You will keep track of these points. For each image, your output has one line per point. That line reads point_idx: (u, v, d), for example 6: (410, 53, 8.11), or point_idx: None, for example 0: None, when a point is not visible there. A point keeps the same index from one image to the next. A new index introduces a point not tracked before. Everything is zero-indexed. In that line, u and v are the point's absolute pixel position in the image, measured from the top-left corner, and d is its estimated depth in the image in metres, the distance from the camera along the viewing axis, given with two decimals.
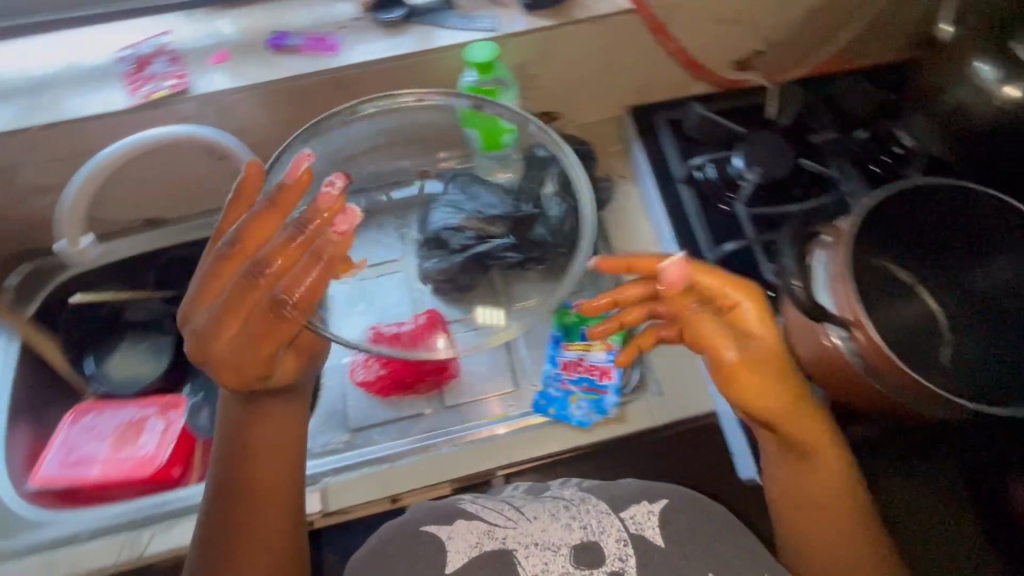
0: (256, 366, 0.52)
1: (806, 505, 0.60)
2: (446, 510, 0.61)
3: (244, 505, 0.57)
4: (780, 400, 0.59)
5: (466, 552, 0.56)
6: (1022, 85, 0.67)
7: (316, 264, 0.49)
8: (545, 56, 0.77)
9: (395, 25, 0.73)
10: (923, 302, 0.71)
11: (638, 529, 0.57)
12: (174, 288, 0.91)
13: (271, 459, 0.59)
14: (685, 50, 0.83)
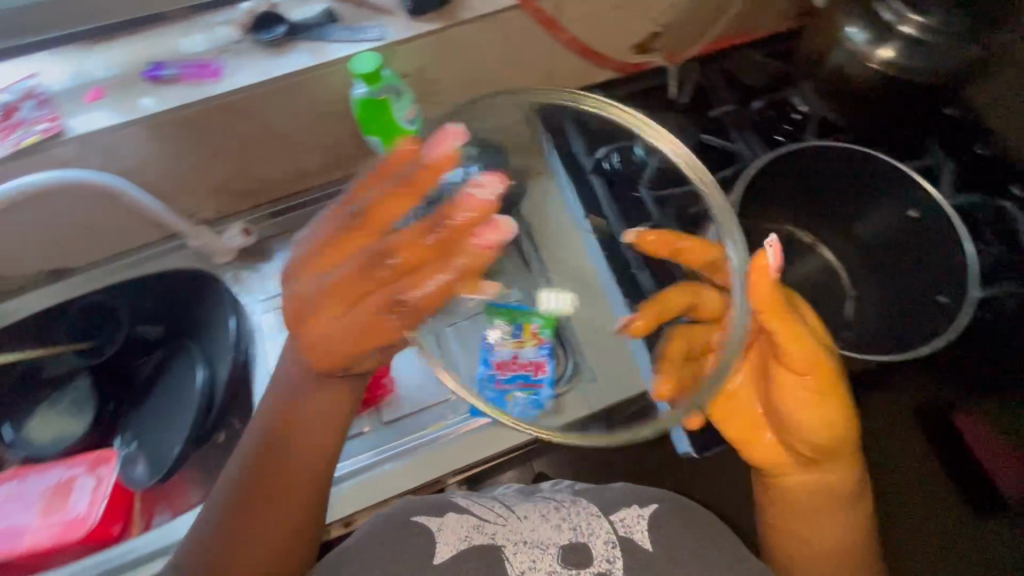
0: (340, 360, 0.50)
1: (805, 501, 0.60)
2: (438, 502, 0.63)
3: (259, 497, 0.53)
4: (826, 409, 0.56)
5: (454, 544, 0.58)
6: (892, 47, 0.70)
7: (441, 268, 0.48)
8: (439, 61, 0.76)
9: (277, 44, 0.71)
10: (822, 257, 0.82)
11: (627, 532, 0.59)
12: (97, 337, 0.84)
13: (298, 464, 0.55)
14: (581, 40, 0.83)
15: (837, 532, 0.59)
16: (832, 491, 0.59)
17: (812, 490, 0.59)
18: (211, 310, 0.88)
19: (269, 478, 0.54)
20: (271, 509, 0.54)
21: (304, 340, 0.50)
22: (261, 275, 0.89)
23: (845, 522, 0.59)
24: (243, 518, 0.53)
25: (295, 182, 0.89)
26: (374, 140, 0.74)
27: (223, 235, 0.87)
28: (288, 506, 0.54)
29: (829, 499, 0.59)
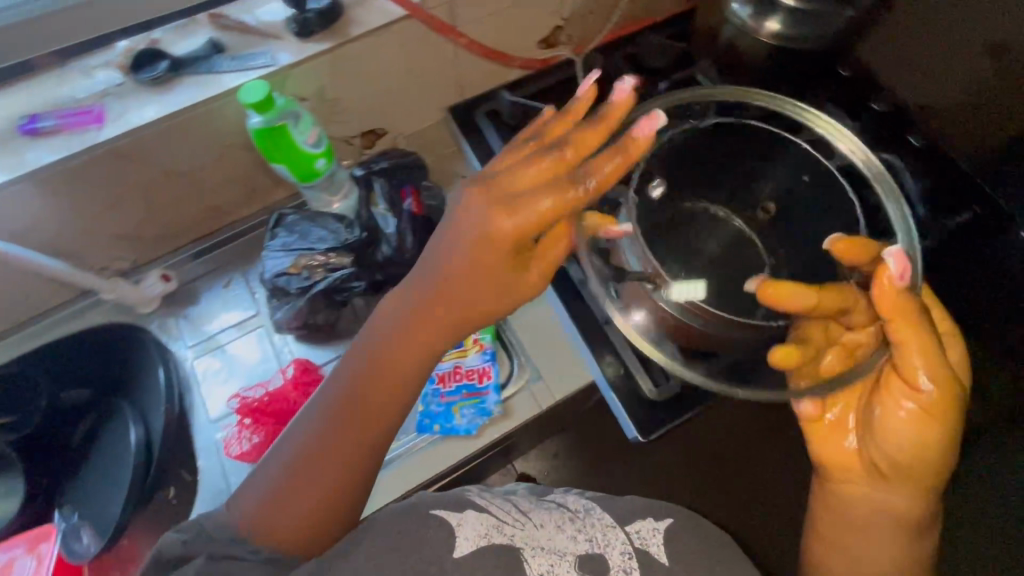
0: (505, 259, 0.52)
1: (861, 524, 0.56)
2: (456, 499, 0.61)
3: (336, 448, 0.55)
4: (927, 446, 0.51)
5: (474, 540, 0.57)
6: (779, 19, 0.71)
7: (603, 154, 0.48)
8: (338, 77, 0.75)
9: (160, 82, 0.68)
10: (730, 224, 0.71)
11: (643, 544, 0.59)
12: (17, 414, 0.80)
13: (365, 437, 0.55)
14: (481, 42, 0.82)
15: (884, 558, 0.56)
16: (896, 523, 0.55)
17: (873, 515, 0.56)
18: (140, 363, 0.85)
19: (338, 444, 0.55)
20: (330, 476, 0.54)
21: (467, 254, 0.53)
22: (192, 319, 0.86)
23: (896, 553, 0.56)
24: (302, 477, 0.54)
25: (212, 219, 0.86)
26: (280, 168, 0.73)
27: (142, 284, 0.84)
28: (342, 485, 0.55)
29: (891, 527, 0.55)
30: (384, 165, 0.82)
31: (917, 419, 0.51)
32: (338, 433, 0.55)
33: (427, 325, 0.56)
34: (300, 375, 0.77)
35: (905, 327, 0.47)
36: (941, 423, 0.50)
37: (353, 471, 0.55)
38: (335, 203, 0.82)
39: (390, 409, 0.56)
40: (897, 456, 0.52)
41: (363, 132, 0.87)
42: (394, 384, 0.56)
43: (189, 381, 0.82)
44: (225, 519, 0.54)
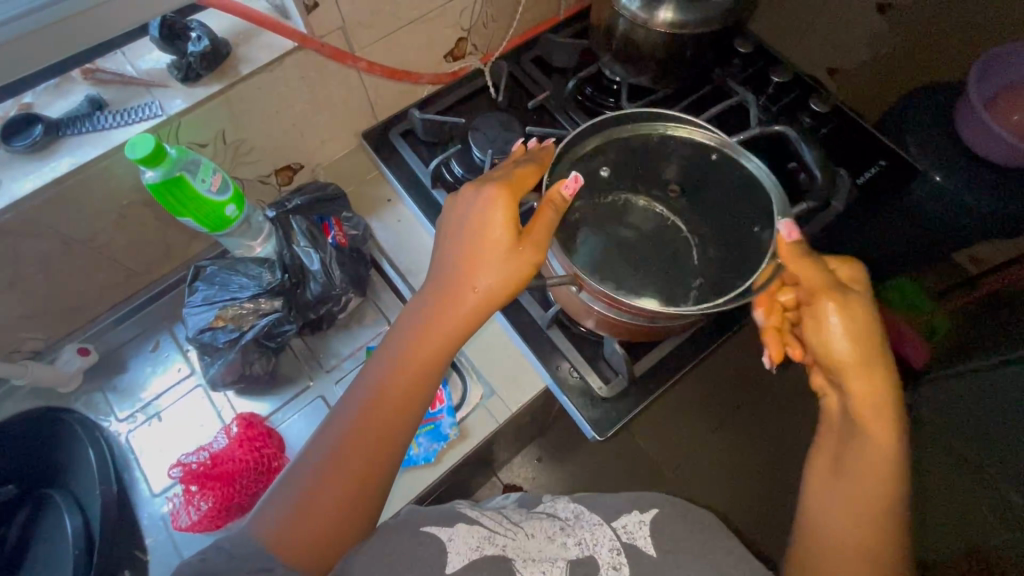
0: (489, 252, 0.55)
1: (838, 466, 0.52)
2: (445, 513, 0.58)
3: (332, 471, 0.53)
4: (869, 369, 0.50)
5: (466, 555, 0.53)
6: (671, 9, 0.73)
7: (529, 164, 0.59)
8: (236, 120, 0.73)
9: (36, 148, 0.64)
10: (642, 207, 0.72)
11: (630, 538, 0.55)
12: None
13: (372, 449, 0.54)
14: (383, 64, 0.81)
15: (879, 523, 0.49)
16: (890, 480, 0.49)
17: (849, 456, 0.51)
18: (67, 446, 0.78)
19: (348, 458, 0.53)
20: (336, 497, 0.52)
21: (458, 258, 0.56)
22: (120, 391, 0.80)
23: (882, 510, 0.49)
24: (314, 498, 0.52)
25: (128, 281, 0.82)
26: (187, 221, 0.69)
27: (59, 361, 0.78)
28: (346, 506, 0.53)
29: (883, 486, 0.49)
30: (299, 202, 0.78)
31: (851, 344, 0.50)
32: (353, 450, 0.54)
33: (437, 328, 0.56)
34: (245, 431, 0.73)
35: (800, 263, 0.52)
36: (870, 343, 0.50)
37: (361, 495, 0.53)
38: (258, 246, 0.79)
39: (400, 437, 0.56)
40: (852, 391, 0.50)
41: (277, 169, 0.85)
42: (398, 413, 0.55)
43: (125, 457, 0.77)
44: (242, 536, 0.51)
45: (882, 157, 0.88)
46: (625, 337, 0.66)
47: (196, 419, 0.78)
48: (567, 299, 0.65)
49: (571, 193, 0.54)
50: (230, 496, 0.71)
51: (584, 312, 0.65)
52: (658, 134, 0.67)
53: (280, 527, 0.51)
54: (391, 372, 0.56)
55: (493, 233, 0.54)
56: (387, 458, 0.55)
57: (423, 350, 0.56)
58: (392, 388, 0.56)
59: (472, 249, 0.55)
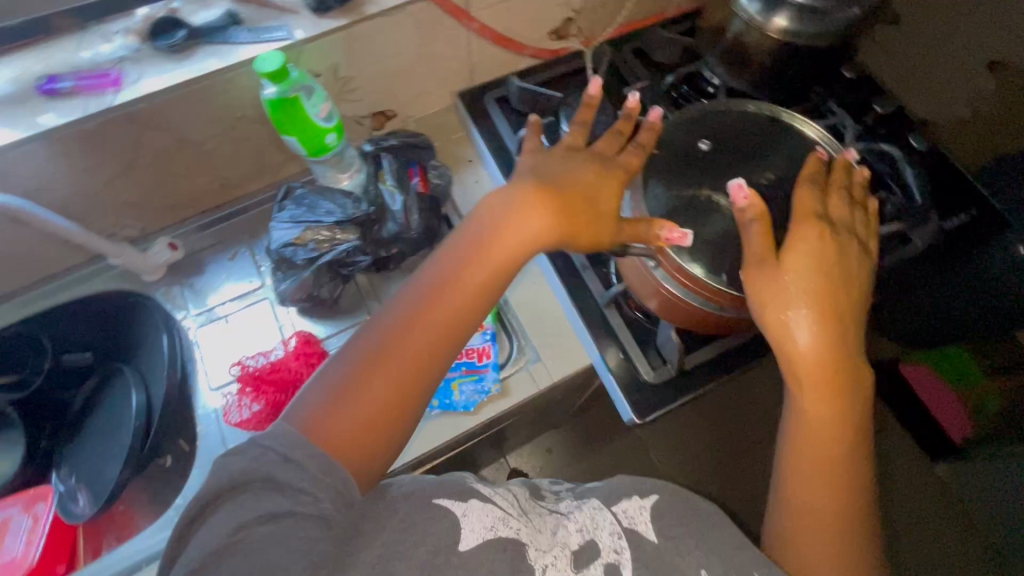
0: (593, 193, 0.60)
1: (789, 446, 0.56)
2: (456, 484, 0.54)
3: (380, 365, 0.52)
4: (806, 344, 0.54)
5: (481, 533, 0.51)
6: (787, 14, 0.72)
7: (634, 147, 0.63)
8: (351, 56, 0.77)
9: (178, 49, 0.69)
10: None
11: (630, 523, 0.55)
12: (21, 369, 0.82)
13: (415, 337, 0.54)
14: (492, 28, 0.84)
15: (830, 495, 0.54)
16: (826, 440, 0.55)
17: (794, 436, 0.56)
18: (145, 330, 0.85)
19: (398, 351, 0.53)
20: (381, 391, 0.51)
21: (562, 187, 0.60)
22: (195, 288, 0.86)
23: (819, 490, 0.54)
24: (365, 385, 0.52)
25: (221, 193, 0.88)
26: (291, 140, 0.73)
27: (149, 251, 0.84)
28: (392, 396, 0.52)
29: (820, 450, 0.55)
30: (393, 142, 0.84)
31: (790, 313, 0.54)
32: (409, 347, 0.54)
33: (501, 240, 0.58)
34: (303, 346, 0.77)
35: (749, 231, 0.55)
36: (805, 312, 0.54)
37: (406, 392, 0.53)
38: (344, 178, 0.84)
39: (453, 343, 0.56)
40: (783, 355, 0.56)
41: (374, 113, 0.89)
42: (453, 315, 0.56)
43: (189, 351, 0.82)
44: (295, 438, 0.48)
45: (974, 206, 0.86)
46: (686, 323, 0.67)
47: (257, 327, 0.83)
48: (634, 274, 0.66)
49: (672, 237, 0.57)
50: (280, 403, 0.75)
51: (649, 292, 0.66)
52: (768, 117, 0.68)
53: (332, 409, 0.50)
54: (467, 266, 0.57)
55: (599, 186, 0.61)
56: (432, 360, 0.55)
57: (496, 249, 0.58)
58: (461, 278, 0.57)
59: (568, 197, 0.60)
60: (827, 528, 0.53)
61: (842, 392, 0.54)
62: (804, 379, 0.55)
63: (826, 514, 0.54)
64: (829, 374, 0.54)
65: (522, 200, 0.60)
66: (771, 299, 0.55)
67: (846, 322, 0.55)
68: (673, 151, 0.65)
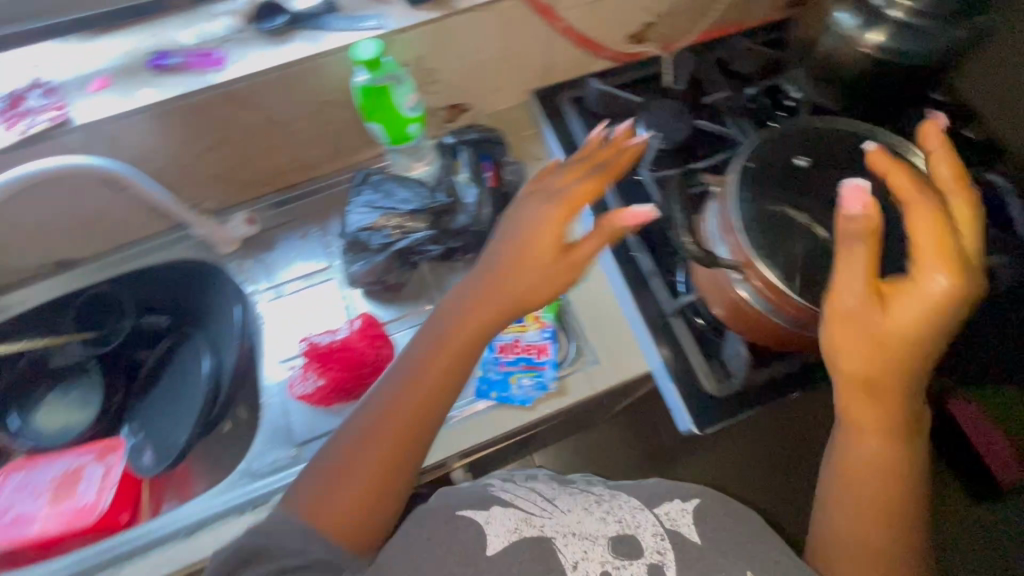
0: (548, 236, 0.62)
1: (841, 479, 0.56)
2: (479, 497, 0.60)
3: (371, 428, 0.59)
4: (876, 385, 0.52)
5: (506, 536, 0.55)
6: (881, 30, 0.71)
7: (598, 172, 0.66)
8: (438, 48, 0.78)
9: (279, 33, 0.72)
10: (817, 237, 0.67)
11: (672, 525, 0.55)
12: (102, 328, 0.87)
13: (405, 397, 0.60)
14: (575, 28, 0.85)
15: (882, 528, 0.54)
16: (880, 486, 0.54)
17: (848, 472, 0.55)
18: (219, 299, 0.89)
19: (395, 415, 0.60)
20: (374, 454, 0.58)
21: (516, 232, 0.64)
22: (265, 264, 0.89)
23: (871, 524, 0.54)
24: (362, 447, 0.59)
25: (296, 172, 0.90)
26: (376, 127, 0.75)
27: (227, 225, 0.88)
28: (388, 457, 0.58)
29: (874, 484, 0.54)
30: (474, 137, 0.85)
31: (866, 365, 0.51)
32: (372, 453, 0.58)
33: (484, 306, 0.63)
34: (367, 328, 0.80)
35: (845, 267, 0.48)
36: (887, 354, 0.50)
37: (403, 443, 0.59)
38: (418, 167, 0.87)
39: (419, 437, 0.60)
40: (847, 393, 0.53)
41: (449, 105, 0.89)
42: (407, 415, 0.60)
43: (258, 323, 0.85)
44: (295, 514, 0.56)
45: None
46: (758, 337, 0.66)
47: (322, 306, 0.85)
48: (709, 281, 0.66)
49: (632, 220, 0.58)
50: (342, 382, 0.77)
51: (717, 298, 0.66)
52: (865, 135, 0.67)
53: (329, 473, 0.58)
54: (451, 331, 0.63)
55: (548, 215, 0.63)
56: (423, 423, 0.61)
57: (485, 313, 0.63)
58: (455, 347, 0.63)
59: (519, 254, 0.63)
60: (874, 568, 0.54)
61: (898, 428, 0.54)
62: (863, 413, 0.53)
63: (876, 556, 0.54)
64: (890, 412, 0.53)
65: (491, 267, 0.64)
66: (852, 338, 0.50)
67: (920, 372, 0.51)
68: (774, 165, 0.67)
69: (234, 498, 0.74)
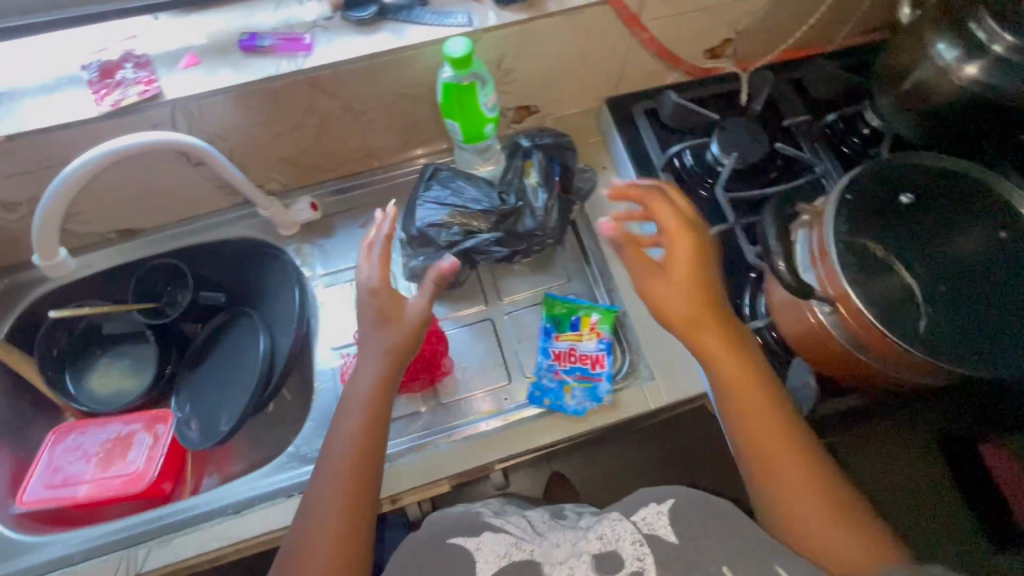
0: (389, 303, 0.66)
1: (773, 472, 0.57)
2: (470, 520, 0.56)
3: (328, 475, 0.59)
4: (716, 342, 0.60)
5: (496, 562, 0.51)
6: (982, 64, 0.67)
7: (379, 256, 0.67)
8: (520, 50, 0.78)
9: (368, 23, 0.72)
10: (900, 277, 0.65)
11: (649, 529, 0.52)
12: (161, 299, 0.87)
13: (361, 431, 0.61)
14: (657, 39, 0.83)
15: (829, 504, 0.55)
16: (765, 426, 0.58)
17: (775, 466, 0.57)
18: (275, 281, 0.90)
19: (350, 450, 0.60)
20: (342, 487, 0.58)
21: (382, 305, 0.65)
22: (324, 250, 0.89)
23: (823, 506, 0.54)
24: (331, 494, 0.58)
25: (361, 161, 0.90)
26: (454, 126, 0.76)
27: (293, 207, 0.88)
28: (361, 482, 0.59)
29: (788, 456, 0.57)
30: (551, 141, 0.84)
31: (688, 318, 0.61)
32: (339, 493, 0.58)
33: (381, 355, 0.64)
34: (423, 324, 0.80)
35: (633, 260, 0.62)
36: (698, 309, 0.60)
37: (366, 476, 0.59)
38: (482, 167, 0.88)
39: (377, 459, 0.61)
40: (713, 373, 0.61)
41: (518, 106, 0.89)
42: (362, 444, 0.60)
43: (313, 308, 0.86)
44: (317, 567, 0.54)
45: None
46: (832, 367, 0.65)
47: None
48: (784, 305, 0.66)
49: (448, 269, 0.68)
50: None
51: (794, 325, 0.65)
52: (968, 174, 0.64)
53: (309, 535, 0.56)
54: (369, 366, 0.64)
55: (378, 282, 0.66)
56: (375, 442, 0.61)
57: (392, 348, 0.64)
58: (384, 371, 0.63)
59: (390, 311, 0.65)
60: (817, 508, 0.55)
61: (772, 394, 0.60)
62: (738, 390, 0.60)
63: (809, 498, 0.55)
64: (748, 378, 0.60)
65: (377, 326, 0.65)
66: (667, 305, 0.61)
67: (723, 311, 0.61)
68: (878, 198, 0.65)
69: (281, 481, 0.75)
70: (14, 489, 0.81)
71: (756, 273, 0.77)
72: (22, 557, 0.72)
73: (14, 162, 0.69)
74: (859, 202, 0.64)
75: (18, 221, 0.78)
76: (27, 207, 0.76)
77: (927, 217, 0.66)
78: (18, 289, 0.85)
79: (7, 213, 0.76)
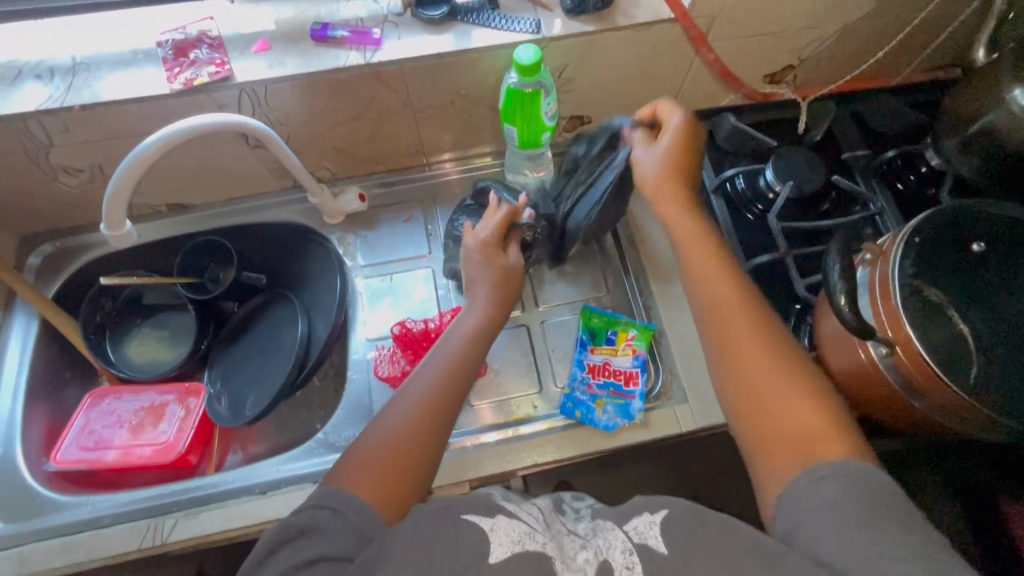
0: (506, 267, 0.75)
1: (751, 377, 0.59)
2: (484, 502, 0.53)
3: (406, 395, 0.63)
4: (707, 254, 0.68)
5: (510, 547, 0.48)
6: None
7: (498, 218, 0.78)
8: (584, 60, 0.77)
9: (437, 22, 0.73)
10: (955, 326, 0.62)
11: (641, 538, 0.50)
12: (205, 277, 0.88)
13: (441, 371, 0.65)
14: (722, 60, 0.82)
15: (803, 406, 0.56)
16: (744, 331, 0.62)
17: (753, 369, 0.59)
18: (320, 267, 0.91)
19: (434, 379, 0.64)
20: (418, 415, 0.61)
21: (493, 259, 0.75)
22: (368, 241, 0.90)
23: (799, 407, 0.56)
24: (408, 418, 0.61)
25: (412, 156, 0.91)
26: (511, 131, 0.76)
27: (341, 198, 0.89)
28: (434, 424, 0.61)
29: (764, 364, 0.59)
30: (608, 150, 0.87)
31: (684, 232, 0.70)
32: (411, 425, 0.60)
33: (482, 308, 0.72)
34: None
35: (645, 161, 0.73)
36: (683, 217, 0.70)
37: (438, 415, 0.62)
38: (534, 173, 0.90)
39: (455, 401, 0.64)
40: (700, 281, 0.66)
41: (571, 116, 0.89)
42: (451, 381, 0.64)
43: (353, 298, 0.87)
44: None
45: None
46: (875, 405, 0.64)
47: (417, 293, 0.86)
48: (834, 340, 0.65)
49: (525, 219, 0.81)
50: None
51: (845, 362, 0.65)
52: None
53: (373, 452, 0.58)
54: (472, 316, 0.71)
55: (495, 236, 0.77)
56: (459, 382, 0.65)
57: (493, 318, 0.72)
58: (483, 326, 0.70)
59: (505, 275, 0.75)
60: (785, 395, 0.57)
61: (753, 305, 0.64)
62: (728, 297, 0.64)
63: (775, 385, 0.58)
64: (733, 291, 0.65)
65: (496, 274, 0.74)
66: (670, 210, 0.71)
67: (713, 239, 0.70)
68: (941, 242, 0.63)
69: (308, 466, 0.76)
70: (47, 446, 0.83)
71: (802, 304, 0.76)
72: (54, 515, 0.74)
73: (81, 131, 0.70)
74: (928, 247, 0.62)
75: (77, 186, 0.80)
76: (88, 174, 0.78)
77: (990, 271, 0.64)
78: (70, 252, 0.88)
79: (67, 178, 0.78)
